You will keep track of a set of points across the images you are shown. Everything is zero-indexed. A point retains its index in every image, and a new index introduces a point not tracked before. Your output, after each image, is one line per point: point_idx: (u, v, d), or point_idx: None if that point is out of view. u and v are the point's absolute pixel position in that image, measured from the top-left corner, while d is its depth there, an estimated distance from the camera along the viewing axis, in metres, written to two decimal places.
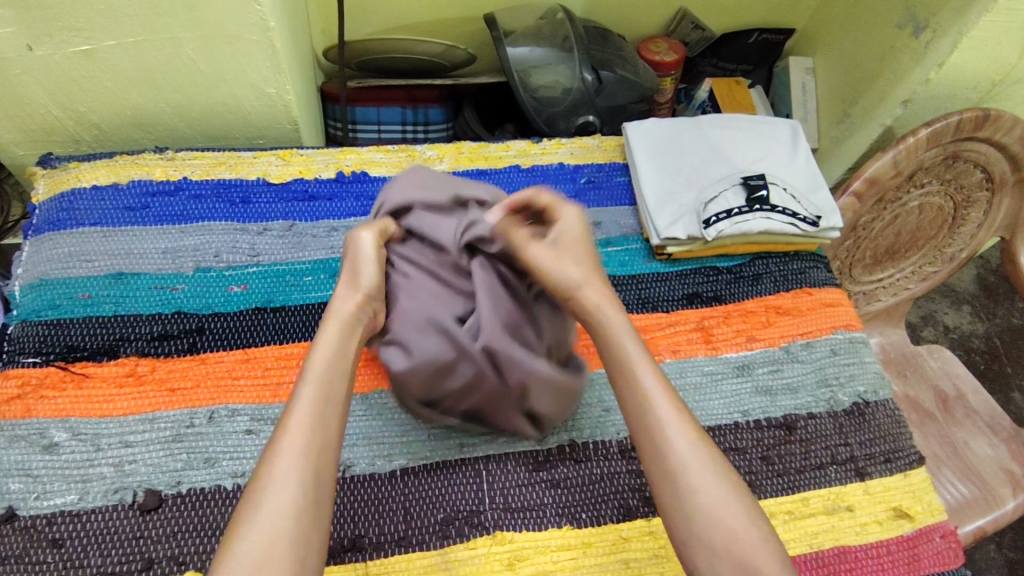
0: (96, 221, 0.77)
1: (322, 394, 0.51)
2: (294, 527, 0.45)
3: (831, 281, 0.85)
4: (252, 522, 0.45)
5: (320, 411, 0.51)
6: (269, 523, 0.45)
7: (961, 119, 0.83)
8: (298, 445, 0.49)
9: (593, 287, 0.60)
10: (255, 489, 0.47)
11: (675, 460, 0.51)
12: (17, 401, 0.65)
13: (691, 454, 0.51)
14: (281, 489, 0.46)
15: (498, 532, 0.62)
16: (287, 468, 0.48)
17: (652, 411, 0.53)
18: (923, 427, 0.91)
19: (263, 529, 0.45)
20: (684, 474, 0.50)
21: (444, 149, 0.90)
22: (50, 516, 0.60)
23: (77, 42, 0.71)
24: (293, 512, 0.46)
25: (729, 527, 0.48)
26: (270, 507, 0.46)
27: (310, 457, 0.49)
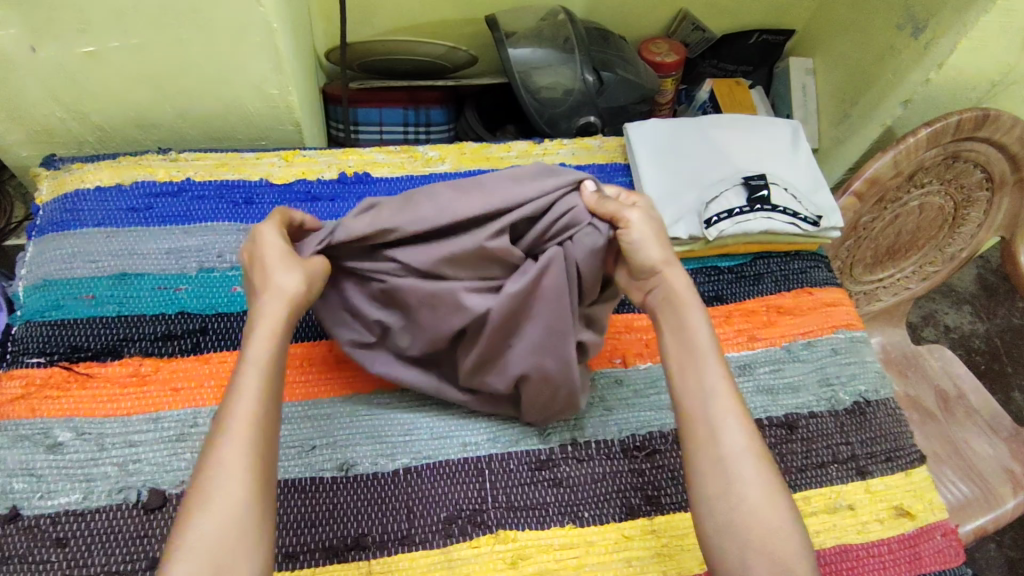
0: (100, 222, 0.78)
1: (266, 387, 0.50)
2: (246, 519, 0.45)
3: (832, 281, 0.85)
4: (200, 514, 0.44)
5: (263, 397, 0.49)
6: (218, 513, 0.44)
7: (961, 119, 0.83)
8: (243, 436, 0.47)
9: (679, 277, 0.58)
10: (200, 479, 0.45)
11: (727, 453, 0.51)
12: (21, 401, 0.66)
13: (743, 451, 0.51)
14: (232, 478, 0.45)
15: (501, 531, 0.62)
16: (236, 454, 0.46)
17: (714, 403, 0.53)
18: (924, 426, 0.91)
19: (218, 513, 0.44)
20: (732, 468, 0.50)
21: (447, 149, 0.90)
22: (54, 516, 0.60)
23: (81, 44, 0.72)
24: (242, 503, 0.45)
25: (765, 525, 0.48)
26: (219, 500, 0.45)
27: (257, 443, 0.47)
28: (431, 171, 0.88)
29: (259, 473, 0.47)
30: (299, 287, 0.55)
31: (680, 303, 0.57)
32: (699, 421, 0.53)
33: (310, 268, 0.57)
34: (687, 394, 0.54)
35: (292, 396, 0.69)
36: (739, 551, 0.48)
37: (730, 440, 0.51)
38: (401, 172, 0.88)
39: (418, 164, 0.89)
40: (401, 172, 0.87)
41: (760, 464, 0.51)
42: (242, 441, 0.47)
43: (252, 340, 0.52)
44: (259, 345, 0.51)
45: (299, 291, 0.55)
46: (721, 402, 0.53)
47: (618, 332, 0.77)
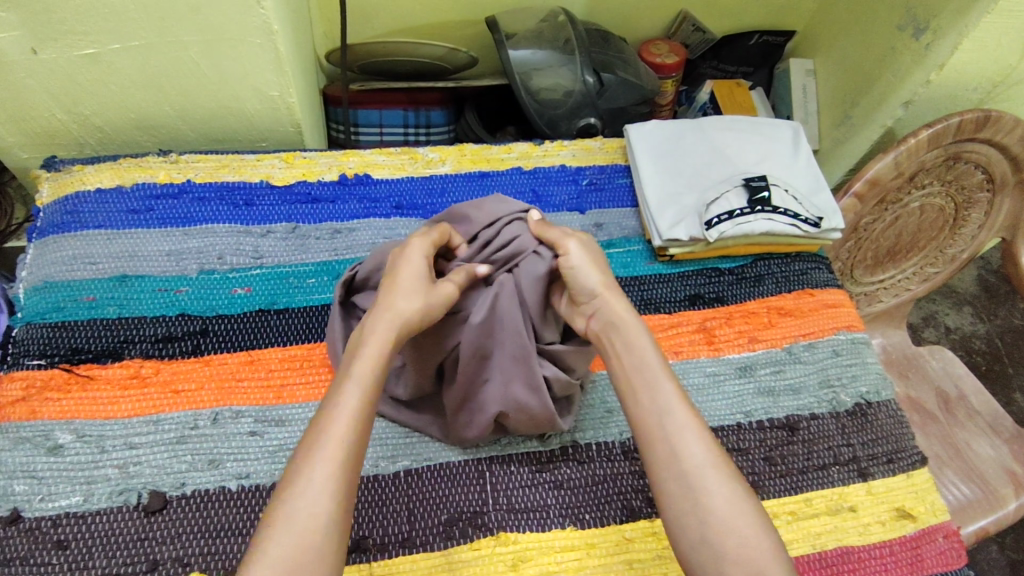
0: (100, 224, 0.78)
1: (364, 406, 0.50)
2: (325, 542, 0.44)
3: (833, 282, 0.85)
4: (281, 531, 0.43)
5: (356, 416, 0.49)
6: (301, 531, 0.43)
7: (962, 120, 0.83)
8: (331, 450, 0.47)
9: (616, 300, 0.60)
10: (287, 492, 0.45)
11: (692, 467, 0.50)
12: (21, 403, 0.66)
13: (707, 462, 0.50)
14: (314, 499, 0.45)
15: (502, 533, 0.62)
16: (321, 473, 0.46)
17: (670, 420, 0.52)
18: (926, 428, 0.91)
19: (295, 534, 0.43)
20: (700, 482, 0.49)
21: (447, 151, 0.90)
22: (55, 518, 0.60)
23: (82, 46, 0.72)
24: (323, 523, 0.44)
25: (739, 535, 0.47)
26: (303, 517, 0.44)
27: (343, 463, 0.47)
28: (431, 172, 0.88)
29: (343, 496, 0.46)
30: (415, 311, 0.55)
31: (622, 325, 0.58)
32: (657, 437, 0.52)
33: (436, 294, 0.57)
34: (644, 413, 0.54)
35: (292, 398, 0.69)
36: (716, 565, 0.47)
37: (692, 452, 0.51)
38: (401, 174, 0.87)
39: (418, 165, 0.88)
40: (402, 173, 0.87)
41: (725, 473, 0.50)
42: (333, 457, 0.46)
43: (360, 356, 0.52)
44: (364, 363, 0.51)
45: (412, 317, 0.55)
46: (678, 415, 0.52)
47: None
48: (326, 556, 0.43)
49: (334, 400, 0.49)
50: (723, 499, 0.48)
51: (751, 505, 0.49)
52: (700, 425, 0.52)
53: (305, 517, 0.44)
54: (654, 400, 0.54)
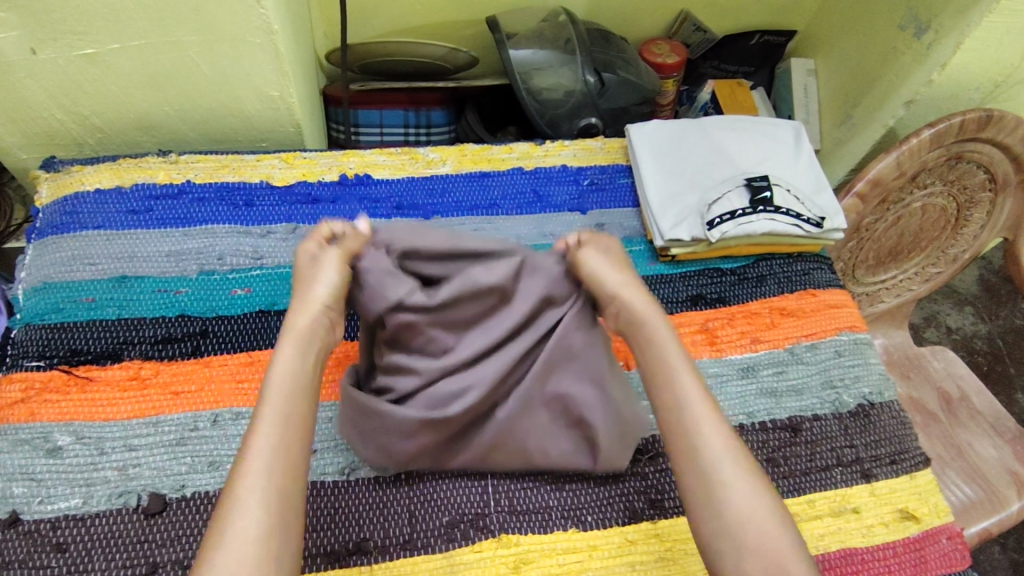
0: (99, 225, 0.77)
1: (287, 414, 0.51)
2: (264, 549, 0.45)
3: (835, 282, 0.85)
4: (220, 544, 0.44)
5: (283, 430, 0.50)
6: (238, 543, 0.44)
7: (965, 119, 0.83)
8: (262, 466, 0.48)
9: (634, 297, 0.62)
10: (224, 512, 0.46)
11: (710, 459, 0.53)
12: (20, 405, 0.65)
13: (724, 454, 0.53)
14: (250, 513, 0.46)
15: (504, 535, 0.62)
16: (255, 489, 0.47)
17: (690, 411, 0.55)
18: (928, 429, 0.91)
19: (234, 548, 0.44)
20: (718, 473, 0.52)
21: (448, 151, 0.89)
22: (54, 520, 0.60)
23: (81, 46, 0.71)
24: (257, 531, 0.45)
25: (751, 522, 0.50)
26: (237, 529, 0.45)
27: (276, 475, 0.48)
28: (432, 172, 0.88)
29: (279, 501, 0.47)
30: (323, 297, 0.59)
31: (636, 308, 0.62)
32: (679, 429, 0.55)
33: (340, 276, 0.60)
34: (662, 404, 0.57)
35: None
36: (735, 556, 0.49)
37: (711, 445, 0.53)
38: (401, 174, 0.87)
39: (419, 165, 0.88)
40: (402, 173, 0.87)
41: (739, 461, 0.53)
42: (263, 471, 0.48)
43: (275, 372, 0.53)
44: (281, 377, 0.53)
45: (324, 300, 0.59)
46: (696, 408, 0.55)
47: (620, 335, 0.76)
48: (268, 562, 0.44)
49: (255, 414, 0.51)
50: (737, 489, 0.51)
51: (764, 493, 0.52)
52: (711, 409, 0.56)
53: (239, 530, 0.45)
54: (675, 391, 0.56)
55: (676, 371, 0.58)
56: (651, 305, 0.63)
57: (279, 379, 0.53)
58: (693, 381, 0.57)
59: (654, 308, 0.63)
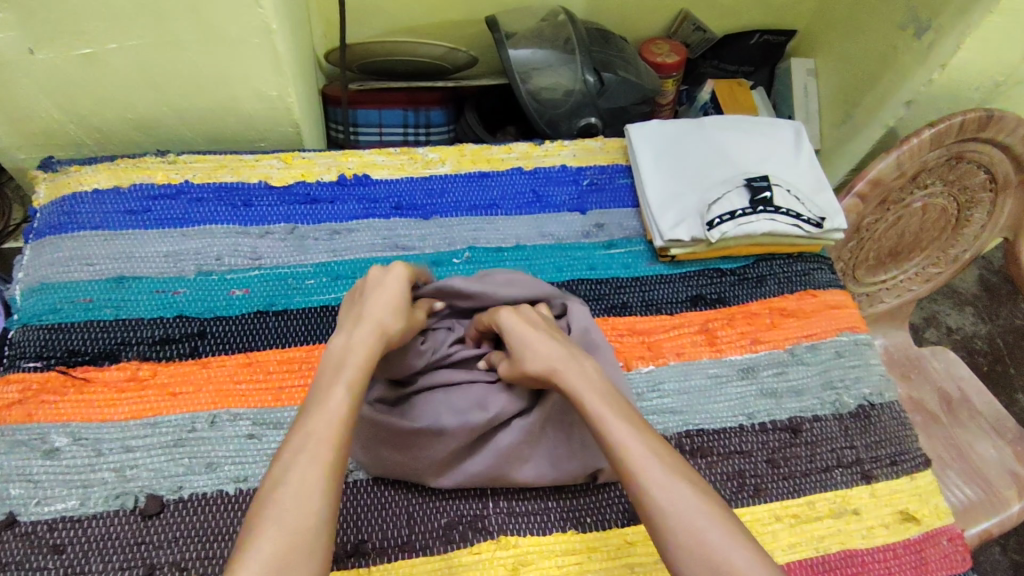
0: (97, 225, 0.77)
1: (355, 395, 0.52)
2: (314, 537, 0.44)
3: (836, 283, 0.85)
4: (266, 526, 0.43)
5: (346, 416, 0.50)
6: (290, 526, 0.43)
7: (966, 119, 0.83)
8: (321, 450, 0.47)
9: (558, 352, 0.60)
10: (274, 491, 0.45)
11: (656, 500, 0.48)
12: (16, 406, 0.65)
13: (670, 489, 0.48)
14: (306, 496, 0.45)
15: (502, 537, 0.62)
16: (310, 472, 0.46)
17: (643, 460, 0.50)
18: (928, 429, 0.91)
19: (283, 530, 0.43)
20: (667, 511, 0.47)
21: (447, 151, 0.89)
22: (51, 522, 0.59)
23: (78, 45, 0.71)
24: (311, 503, 0.45)
25: (711, 561, 0.44)
26: (292, 497, 0.45)
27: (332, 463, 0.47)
28: (431, 173, 0.87)
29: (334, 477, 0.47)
30: (397, 327, 0.59)
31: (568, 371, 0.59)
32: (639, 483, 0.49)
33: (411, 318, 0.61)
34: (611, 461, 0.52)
35: (291, 400, 0.68)
36: None
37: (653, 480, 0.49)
38: (401, 174, 0.87)
39: (418, 166, 0.88)
40: (401, 174, 0.87)
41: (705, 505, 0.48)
42: (323, 455, 0.47)
43: (344, 363, 0.54)
44: (351, 366, 0.54)
45: (396, 333, 0.59)
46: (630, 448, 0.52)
47: (620, 335, 0.76)
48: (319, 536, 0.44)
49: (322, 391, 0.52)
50: (690, 523, 0.46)
51: (720, 518, 0.47)
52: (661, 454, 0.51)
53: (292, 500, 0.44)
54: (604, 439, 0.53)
55: (611, 425, 0.53)
56: (567, 353, 0.61)
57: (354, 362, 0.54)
58: (629, 431, 0.53)
59: (573, 356, 0.61)
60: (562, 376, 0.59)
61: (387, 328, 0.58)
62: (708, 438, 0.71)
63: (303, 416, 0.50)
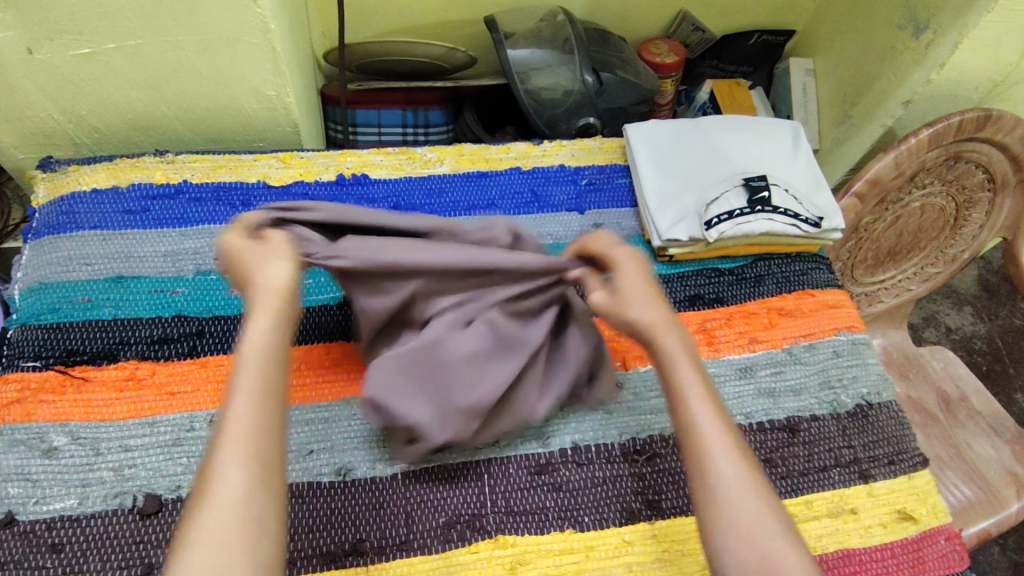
0: (96, 224, 0.77)
1: (263, 385, 0.47)
2: (247, 517, 0.42)
3: (834, 283, 0.85)
4: (203, 520, 0.42)
5: (262, 384, 0.47)
6: (223, 514, 0.42)
7: (964, 118, 0.83)
8: (240, 426, 0.45)
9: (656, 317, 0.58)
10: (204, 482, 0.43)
11: (720, 482, 0.49)
12: (16, 405, 0.65)
13: (736, 475, 0.49)
14: (232, 479, 0.43)
15: (501, 536, 0.62)
16: (233, 453, 0.44)
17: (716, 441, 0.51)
18: (927, 429, 0.91)
19: (218, 519, 0.41)
20: (728, 496, 0.48)
21: (445, 151, 0.89)
22: (49, 521, 0.59)
23: (76, 45, 0.71)
24: (237, 506, 0.42)
25: (758, 547, 0.46)
26: (220, 503, 0.42)
27: (256, 437, 0.45)
28: (429, 172, 0.88)
29: (261, 473, 0.44)
30: (291, 279, 0.53)
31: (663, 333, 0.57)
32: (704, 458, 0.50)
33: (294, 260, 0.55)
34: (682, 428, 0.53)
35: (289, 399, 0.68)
36: None
37: (720, 464, 0.50)
38: (399, 174, 0.87)
39: (416, 165, 0.88)
40: (400, 173, 0.87)
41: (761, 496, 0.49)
42: (241, 431, 0.45)
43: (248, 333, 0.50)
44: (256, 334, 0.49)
45: (289, 281, 0.53)
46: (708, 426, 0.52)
47: (618, 335, 0.77)
48: (252, 538, 0.42)
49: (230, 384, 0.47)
50: (749, 513, 0.48)
51: (776, 516, 0.48)
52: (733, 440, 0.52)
53: (219, 507, 0.42)
54: (685, 409, 0.53)
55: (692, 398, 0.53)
56: (667, 316, 0.58)
57: (253, 347, 0.48)
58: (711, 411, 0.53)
59: (672, 319, 0.58)
60: (658, 336, 0.57)
61: (278, 284, 0.53)
62: None
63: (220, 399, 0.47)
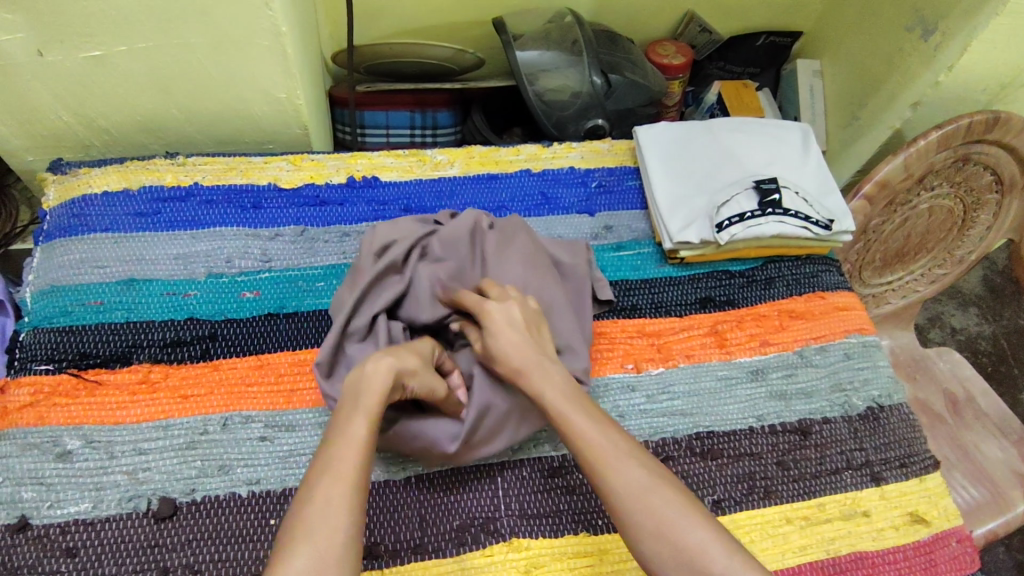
0: (108, 227, 0.77)
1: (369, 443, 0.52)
2: (343, 556, 0.45)
3: (844, 285, 0.85)
4: (301, 548, 0.44)
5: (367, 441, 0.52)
6: (320, 546, 0.45)
7: (972, 122, 0.83)
8: (345, 474, 0.49)
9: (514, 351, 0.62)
10: (303, 515, 0.46)
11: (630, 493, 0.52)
12: (29, 409, 0.65)
13: (640, 482, 0.52)
14: (334, 517, 0.46)
15: (514, 539, 0.62)
16: (339, 493, 0.48)
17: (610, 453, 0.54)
18: (935, 430, 0.91)
19: (315, 546, 0.45)
20: (636, 506, 0.51)
21: (455, 153, 0.89)
22: (63, 525, 0.59)
23: (88, 48, 0.71)
24: (340, 542, 0.45)
25: (676, 545, 0.49)
26: (321, 534, 0.45)
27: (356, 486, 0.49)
28: (440, 175, 0.88)
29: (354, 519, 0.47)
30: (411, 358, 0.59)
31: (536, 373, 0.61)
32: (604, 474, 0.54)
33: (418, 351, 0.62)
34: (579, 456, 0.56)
35: (302, 402, 0.68)
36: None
37: (627, 476, 0.53)
38: (410, 175, 0.87)
39: (426, 168, 0.88)
40: (410, 176, 0.87)
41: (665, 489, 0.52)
42: (347, 477, 0.48)
43: (365, 391, 0.55)
44: (373, 395, 0.55)
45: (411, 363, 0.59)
46: (600, 446, 0.55)
47: (630, 337, 0.77)
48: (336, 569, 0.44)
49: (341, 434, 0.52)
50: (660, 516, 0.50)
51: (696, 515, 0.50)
52: (626, 449, 0.55)
53: (320, 538, 0.45)
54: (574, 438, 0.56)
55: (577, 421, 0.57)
56: (536, 356, 0.62)
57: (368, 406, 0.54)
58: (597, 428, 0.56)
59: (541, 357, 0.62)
60: (532, 381, 0.61)
61: (405, 363, 0.58)
62: (719, 440, 0.71)
63: (327, 443, 0.52)
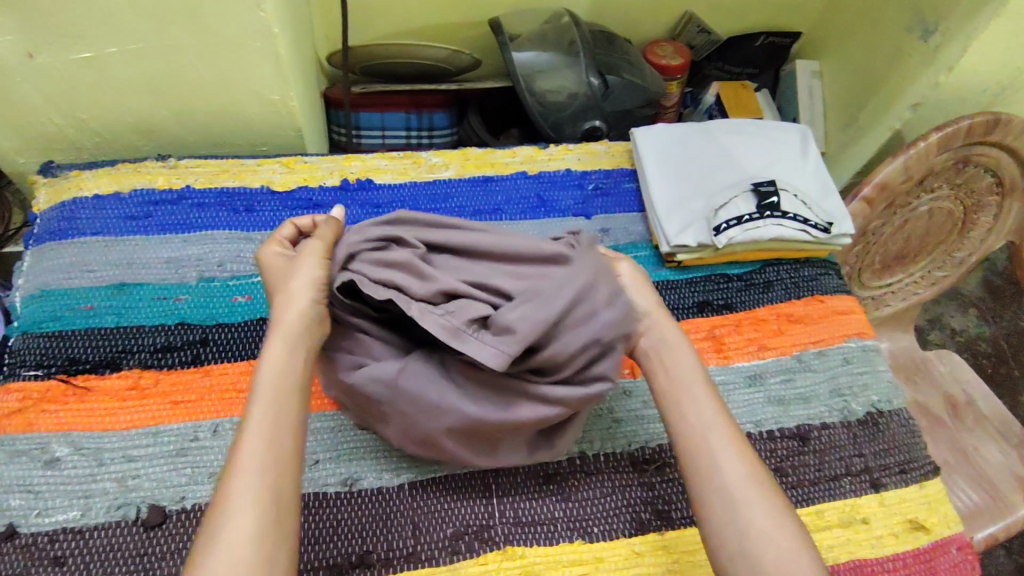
0: (98, 230, 0.76)
1: (274, 422, 0.49)
2: (256, 555, 0.43)
3: (843, 289, 0.84)
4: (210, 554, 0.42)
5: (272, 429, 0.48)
6: (230, 552, 0.42)
7: (972, 123, 0.82)
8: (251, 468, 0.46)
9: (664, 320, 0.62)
10: (215, 519, 0.44)
11: (731, 483, 0.52)
12: (17, 415, 0.64)
13: (742, 472, 0.52)
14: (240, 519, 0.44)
15: (509, 547, 0.61)
16: (246, 493, 0.45)
17: (714, 434, 0.54)
18: (935, 435, 0.90)
19: (226, 551, 0.43)
20: (735, 496, 0.51)
21: (450, 155, 0.88)
22: (51, 534, 0.58)
23: (79, 50, 0.70)
24: (251, 529, 0.44)
25: (759, 536, 0.49)
26: (230, 532, 0.43)
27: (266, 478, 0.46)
28: (435, 177, 0.87)
29: (273, 513, 0.45)
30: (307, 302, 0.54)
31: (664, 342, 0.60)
32: (700, 450, 0.54)
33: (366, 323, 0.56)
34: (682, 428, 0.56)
35: None
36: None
37: (730, 463, 0.53)
38: (404, 178, 0.86)
39: (421, 170, 0.87)
40: (405, 178, 0.86)
41: (759, 485, 0.52)
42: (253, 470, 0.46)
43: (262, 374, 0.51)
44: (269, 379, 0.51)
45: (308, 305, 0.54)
46: (712, 426, 0.55)
47: None
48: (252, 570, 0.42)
49: (247, 414, 0.49)
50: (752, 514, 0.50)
51: (787, 517, 0.50)
52: (735, 438, 0.54)
53: (232, 532, 0.43)
54: (680, 410, 0.57)
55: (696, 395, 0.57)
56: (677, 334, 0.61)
57: (268, 379, 0.51)
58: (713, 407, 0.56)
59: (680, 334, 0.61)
60: (661, 349, 0.60)
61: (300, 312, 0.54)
62: None
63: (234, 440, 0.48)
